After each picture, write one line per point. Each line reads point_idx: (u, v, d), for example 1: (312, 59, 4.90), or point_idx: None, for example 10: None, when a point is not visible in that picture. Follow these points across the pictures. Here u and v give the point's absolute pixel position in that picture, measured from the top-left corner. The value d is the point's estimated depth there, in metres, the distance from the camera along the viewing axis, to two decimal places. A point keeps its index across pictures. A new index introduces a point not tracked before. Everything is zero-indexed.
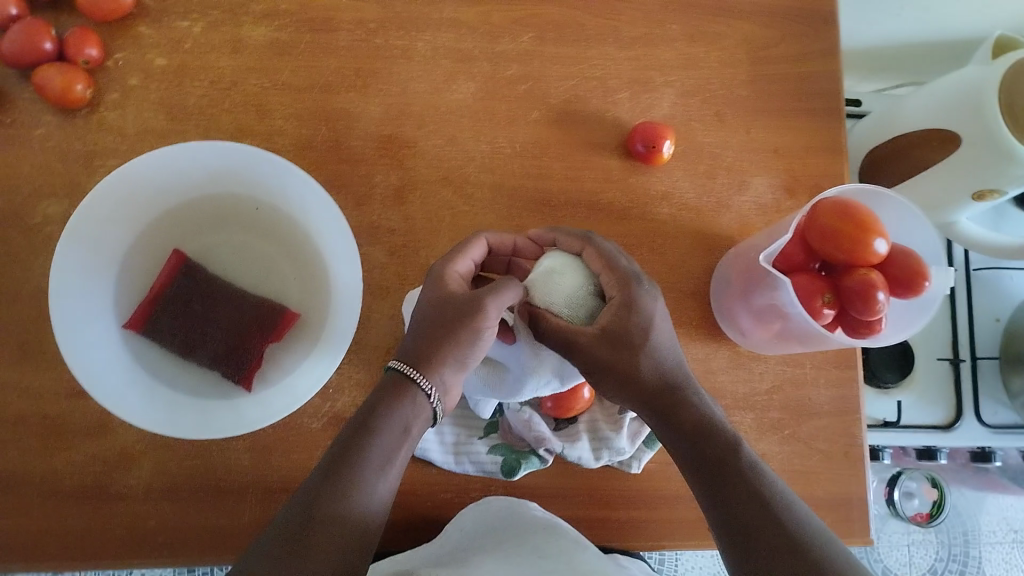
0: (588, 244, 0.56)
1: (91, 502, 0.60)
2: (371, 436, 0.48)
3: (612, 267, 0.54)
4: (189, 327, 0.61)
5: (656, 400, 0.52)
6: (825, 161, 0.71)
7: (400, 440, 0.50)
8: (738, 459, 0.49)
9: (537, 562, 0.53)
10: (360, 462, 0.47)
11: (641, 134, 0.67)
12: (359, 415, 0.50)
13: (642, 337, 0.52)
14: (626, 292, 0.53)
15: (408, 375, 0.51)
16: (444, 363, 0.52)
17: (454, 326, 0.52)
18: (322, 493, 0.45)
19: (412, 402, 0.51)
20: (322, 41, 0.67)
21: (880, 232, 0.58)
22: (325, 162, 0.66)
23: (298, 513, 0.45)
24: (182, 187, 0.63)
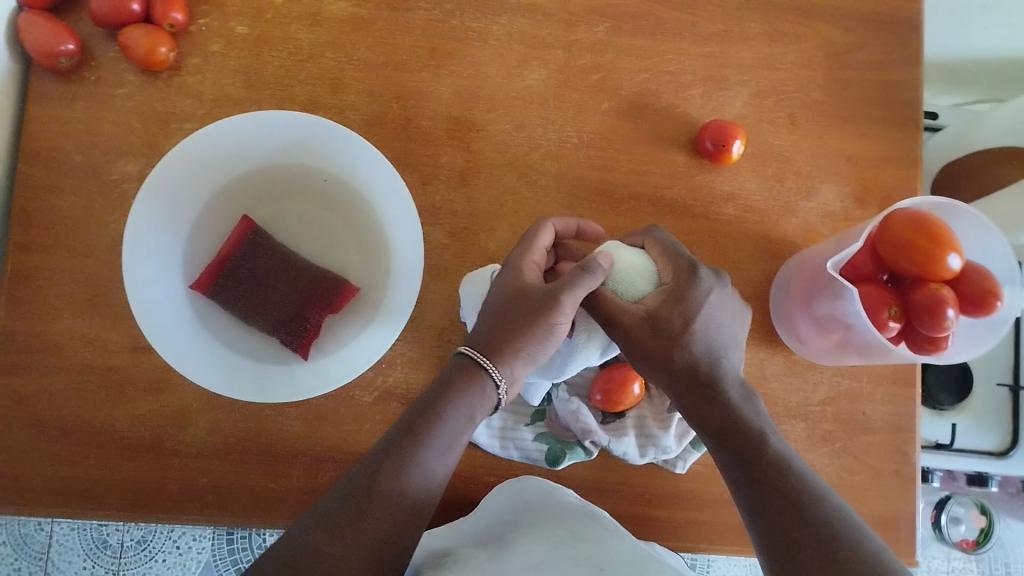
0: (648, 237, 0.56)
1: (148, 454, 0.62)
2: (435, 420, 0.50)
3: (670, 256, 0.54)
4: (251, 292, 0.62)
5: (692, 390, 0.52)
6: (897, 172, 0.70)
7: (464, 427, 0.51)
8: (763, 456, 0.49)
9: (572, 542, 0.51)
10: (422, 443, 0.48)
11: (711, 132, 0.66)
12: (429, 394, 0.51)
13: (681, 326, 0.52)
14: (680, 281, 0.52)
15: (478, 362, 0.52)
16: (514, 354, 0.52)
17: (526, 316, 0.52)
18: (386, 465, 0.47)
19: (481, 391, 0.52)
20: (399, 19, 0.68)
21: (956, 248, 0.56)
22: (394, 139, 0.66)
23: (361, 481, 0.46)
24: (255, 154, 0.64)
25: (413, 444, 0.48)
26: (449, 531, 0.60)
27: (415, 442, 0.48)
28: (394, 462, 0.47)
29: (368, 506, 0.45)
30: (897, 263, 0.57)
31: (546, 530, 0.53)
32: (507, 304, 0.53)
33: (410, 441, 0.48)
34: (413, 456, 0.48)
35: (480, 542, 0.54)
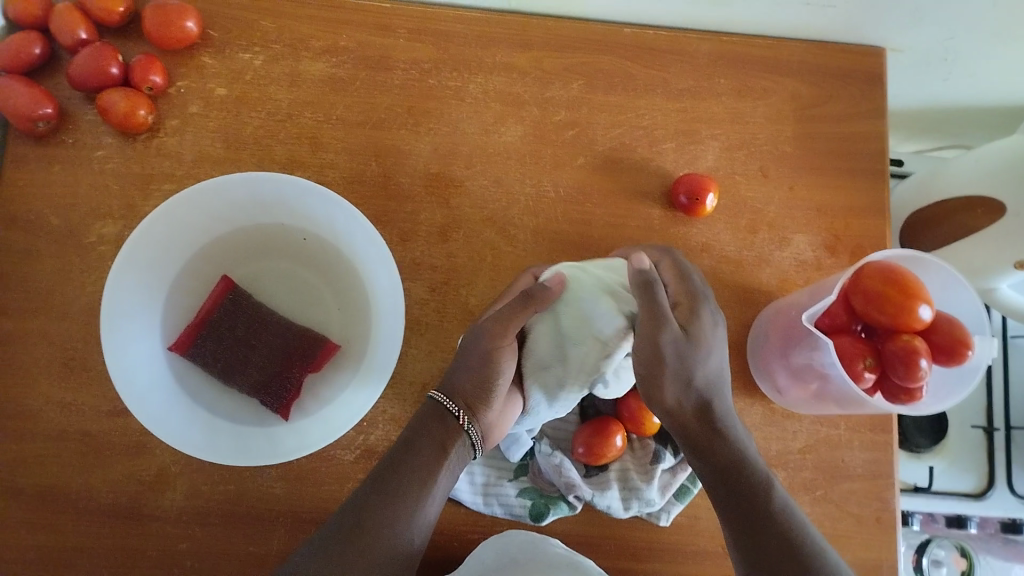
0: (665, 255, 0.58)
1: (124, 521, 0.60)
2: (414, 454, 0.53)
3: (683, 277, 0.56)
4: (231, 351, 0.62)
5: (699, 429, 0.53)
6: (867, 222, 0.72)
7: (439, 459, 0.53)
8: (761, 497, 0.52)
9: None
10: (406, 475, 0.51)
11: (685, 185, 0.68)
12: (408, 430, 0.54)
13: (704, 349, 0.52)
14: (694, 301, 0.54)
15: (438, 399, 0.56)
16: (471, 389, 0.55)
17: (478, 349, 0.55)
18: (370, 503, 0.50)
19: (441, 423, 0.55)
20: (377, 78, 0.69)
21: (927, 300, 0.58)
22: (373, 196, 0.67)
23: (347, 519, 0.49)
24: (235, 214, 0.64)
25: (399, 485, 0.51)
26: None
27: (400, 484, 0.51)
28: (382, 504, 0.50)
29: (358, 545, 0.48)
30: (870, 315, 0.58)
31: None
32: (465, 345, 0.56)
33: (395, 481, 0.51)
34: (400, 498, 0.50)
35: None
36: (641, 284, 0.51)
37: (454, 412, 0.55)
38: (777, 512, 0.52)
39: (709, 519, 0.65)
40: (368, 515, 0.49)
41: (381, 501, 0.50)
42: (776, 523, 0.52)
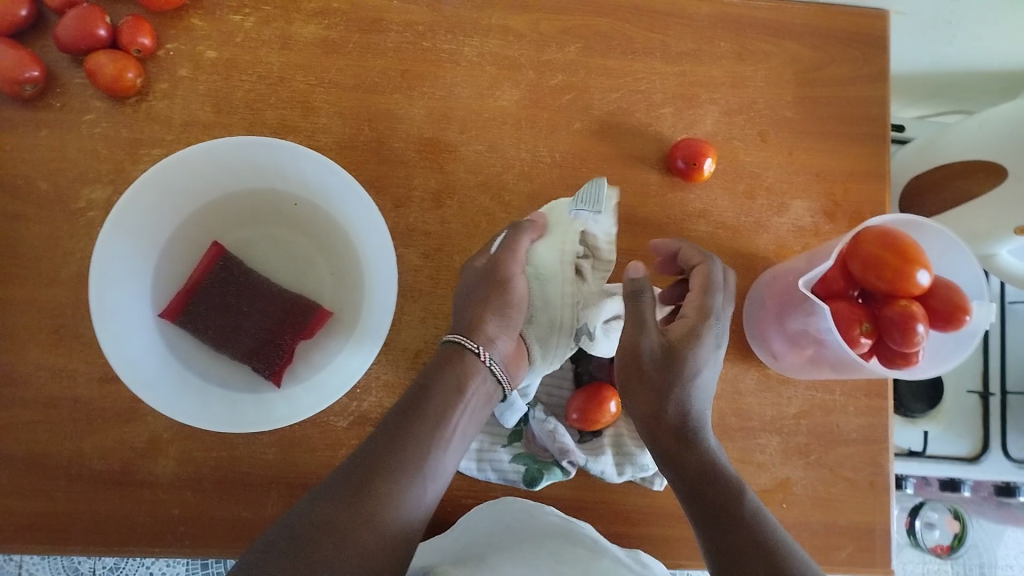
0: (704, 261, 0.58)
1: (120, 486, 0.61)
2: (425, 397, 0.53)
3: (704, 292, 0.56)
4: (223, 318, 0.62)
5: (676, 438, 0.53)
6: (866, 187, 0.71)
7: (455, 398, 0.53)
8: (739, 503, 0.49)
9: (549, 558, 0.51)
10: (419, 418, 0.52)
11: (682, 150, 0.67)
12: (425, 373, 0.55)
13: (695, 365, 0.53)
14: (703, 320, 0.54)
15: (463, 344, 0.55)
16: (491, 322, 0.56)
17: (487, 286, 0.56)
18: (382, 447, 0.50)
19: (464, 362, 0.55)
20: (369, 41, 0.68)
21: (925, 265, 0.57)
22: (367, 161, 0.66)
23: (361, 461, 0.49)
24: (225, 180, 0.63)
25: (414, 432, 0.51)
26: (432, 549, 0.59)
27: (415, 429, 0.51)
28: (393, 450, 0.50)
29: (369, 484, 0.47)
30: (867, 280, 0.58)
31: (528, 555, 0.52)
32: (466, 292, 0.57)
33: (408, 430, 0.51)
34: (415, 444, 0.50)
35: (461, 562, 0.53)
36: (631, 294, 0.55)
37: (476, 349, 0.55)
38: (757, 521, 0.48)
39: None
40: (382, 459, 0.49)
41: (393, 448, 0.50)
42: (751, 530, 0.47)
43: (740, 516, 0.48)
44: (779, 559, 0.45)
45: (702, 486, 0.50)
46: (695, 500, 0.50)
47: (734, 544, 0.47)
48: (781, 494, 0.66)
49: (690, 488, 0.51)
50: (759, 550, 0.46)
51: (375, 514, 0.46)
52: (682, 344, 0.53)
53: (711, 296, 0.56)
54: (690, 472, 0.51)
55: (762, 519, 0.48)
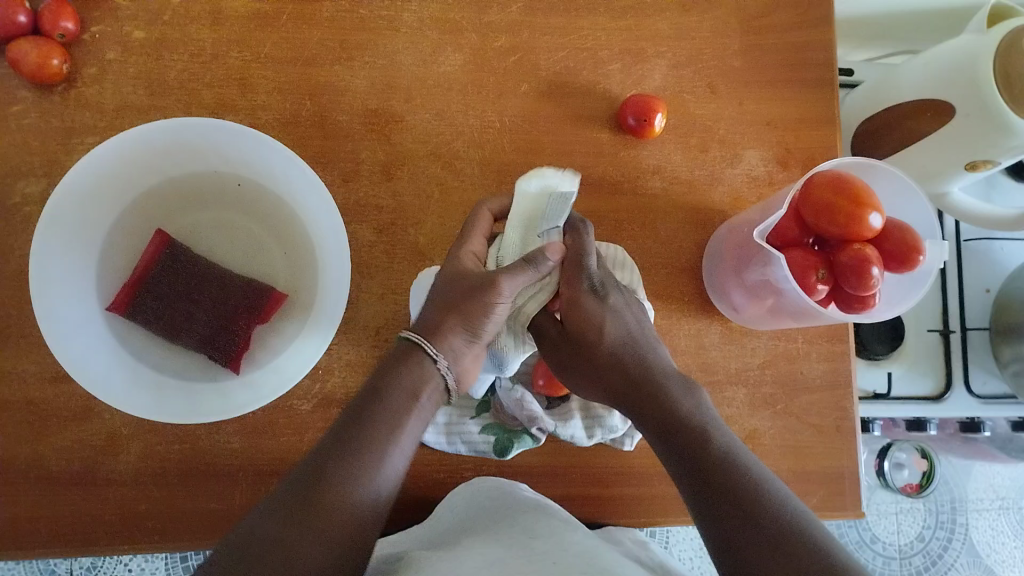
0: (573, 233, 0.53)
1: (80, 487, 0.59)
2: (376, 400, 0.47)
3: (577, 265, 0.53)
4: (173, 308, 0.60)
5: (626, 391, 0.51)
6: (817, 132, 0.70)
7: (411, 404, 0.48)
8: (707, 448, 0.45)
9: (524, 539, 0.49)
10: (372, 422, 0.46)
11: (632, 107, 0.66)
12: (373, 378, 0.49)
13: (595, 332, 0.53)
14: (572, 290, 0.53)
15: (419, 345, 0.50)
16: (458, 333, 0.51)
17: (465, 294, 0.51)
18: (331, 456, 0.43)
19: (421, 368, 0.49)
20: (305, 13, 0.66)
21: (876, 206, 0.57)
22: (312, 136, 0.64)
23: (306, 474, 0.43)
24: (165, 165, 0.61)
25: (365, 436, 0.45)
26: (401, 538, 0.57)
27: (369, 433, 0.45)
28: (341, 458, 0.43)
29: (314, 502, 0.41)
30: (820, 226, 0.58)
31: (500, 533, 0.50)
32: (447, 289, 0.52)
33: (359, 435, 0.45)
34: (366, 449, 0.44)
35: (433, 546, 0.52)
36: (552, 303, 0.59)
37: (435, 357, 0.50)
38: (730, 463, 0.44)
39: None
40: (328, 468, 0.43)
41: (338, 455, 0.43)
42: (723, 472, 0.44)
43: (705, 459, 0.45)
44: (756, 493, 0.42)
45: (668, 437, 0.48)
46: (666, 448, 0.48)
47: (707, 491, 0.44)
48: (751, 444, 0.66)
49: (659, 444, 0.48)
50: (732, 492, 0.43)
51: (319, 531, 0.40)
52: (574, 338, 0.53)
53: (582, 267, 0.53)
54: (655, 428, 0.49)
55: (732, 458, 0.45)
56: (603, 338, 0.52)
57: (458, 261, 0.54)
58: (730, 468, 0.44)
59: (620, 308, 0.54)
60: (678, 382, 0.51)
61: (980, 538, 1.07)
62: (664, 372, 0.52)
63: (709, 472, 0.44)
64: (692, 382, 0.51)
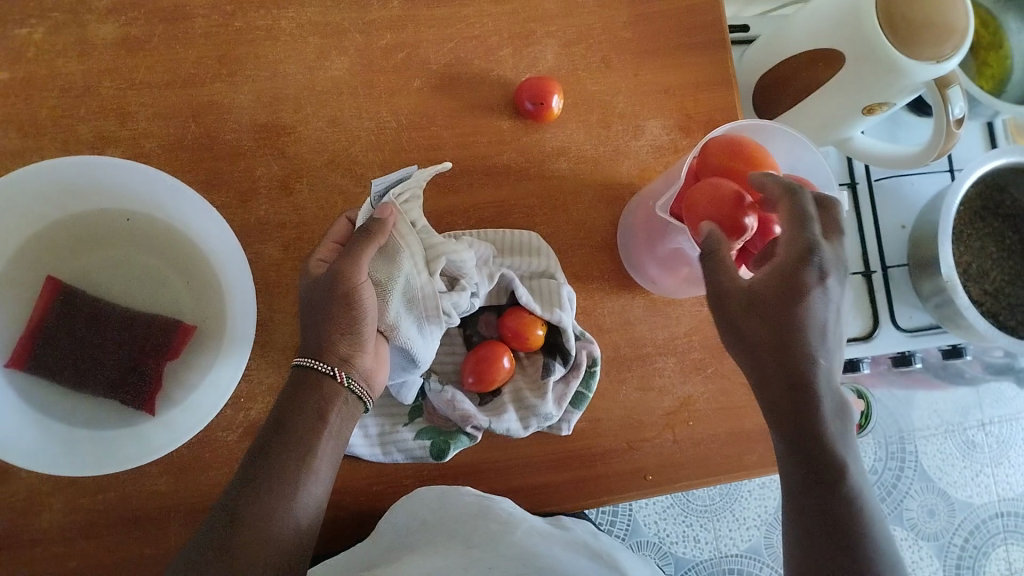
0: (788, 196, 0.49)
1: (3, 551, 0.57)
2: (283, 433, 0.49)
3: (801, 229, 0.47)
4: (77, 355, 0.57)
5: (789, 385, 0.44)
6: (715, 94, 0.71)
7: (316, 427, 0.50)
8: (848, 488, 0.43)
9: (465, 549, 0.48)
10: (281, 455, 0.48)
11: (528, 91, 0.66)
12: (276, 408, 0.51)
13: (804, 308, 0.45)
14: (800, 261, 0.46)
15: (317, 368, 0.52)
16: (342, 341, 0.52)
17: (333, 301, 0.51)
18: (244, 495, 0.46)
19: (322, 389, 0.52)
20: (178, 31, 0.63)
21: (773, 164, 0.58)
22: (200, 160, 0.62)
23: (225, 516, 0.46)
24: (45, 209, 0.58)
25: (277, 470, 0.48)
26: (343, 559, 0.56)
27: (279, 465, 0.48)
28: (254, 499, 0.46)
29: (231, 546, 0.45)
30: None
31: (440, 547, 0.49)
32: (313, 298, 0.52)
33: (268, 468, 0.48)
34: (277, 483, 0.47)
35: (374, 567, 0.51)
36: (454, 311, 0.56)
37: (327, 372, 0.51)
38: (866, 518, 0.43)
39: (609, 419, 0.66)
40: (248, 511, 0.46)
41: (252, 496, 0.46)
42: (848, 507, 0.43)
43: (841, 493, 0.43)
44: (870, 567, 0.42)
45: (805, 455, 0.44)
46: (808, 468, 0.44)
47: (837, 536, 0.43)
48: (686, 412, 0.67)
49: (796, 463, 0.45)
50: (853, 538, 0.43)
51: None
52: (771, 298, 0.45)
53: (805, 228, 0.47)
54: (807, 452, 0.44)
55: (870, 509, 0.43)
56: (812, 329, 0.45)
57: (310, 270, 0.54)
58: (861, 519, 0.43)
59: (827, 302, 0.45)
60: (835, 399, 0.44)
61: (930, 463, 1.10)
62: (831, 386, 0.44)
63: (845, 518, 0.43)
64: (850, 405, 0.45)
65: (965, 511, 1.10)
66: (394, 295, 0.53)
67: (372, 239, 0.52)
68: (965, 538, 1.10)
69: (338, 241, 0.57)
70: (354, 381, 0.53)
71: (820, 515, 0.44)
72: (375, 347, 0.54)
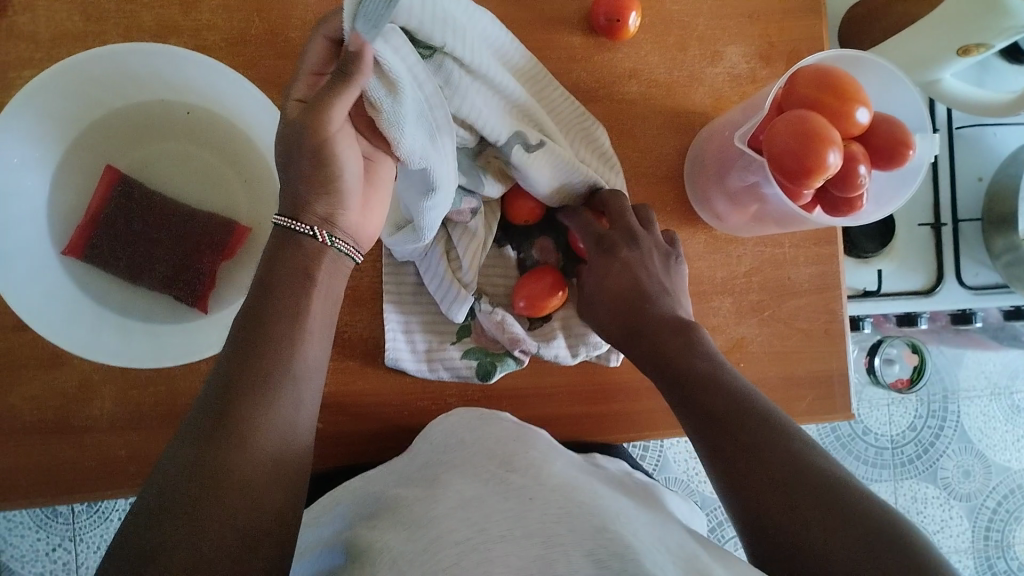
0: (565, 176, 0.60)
1: (56, 435, 0.58)
2: (269, 299, 0.45)
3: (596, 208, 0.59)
4: (132, 247, 0.57)
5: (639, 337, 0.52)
6: (801, 22, 0.67)
7: (306, 291, 0.46)
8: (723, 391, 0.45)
9: (507, 472, 0.48)
10: (272, 322, 0.44)
11: (604, 5, 0.62)
12: (256, 277, 0.47)
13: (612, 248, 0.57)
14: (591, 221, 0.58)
15: (294, 228, 0.47)
16: (319, 200, 0.48)
17: (306, 153, 0.45)
18: (233, 367, 0.42)
19: (307, 250, 0.47)
20: None
21: (863, 100, 0.54)
22: (263, 57, 0.60)
23: (215, 391, 0.41)
24: (107, 96, 0.57)
25: (268, 336, 0.43)
26: (383, 470, 0.56)
27: (271, 331, 0.44)
28: (246, 368, 0.42)
29: (228, 419, 0.40)
30: None
31: (479, 466, 0.49)
32: (284, 149, 0.46)
33: (257, 335, 0.43)
34: (270, 347, 0.43)
35: (414, 483, 0.51)
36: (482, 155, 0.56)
37: (309, 232, 0.47)
38: (746, 402, 0.44)
39: None
40: (243, 379, 0.41)
41: (247, 364, 0.42)
42: (740, 417, 0.43)
43: (714, 392, 0.45)
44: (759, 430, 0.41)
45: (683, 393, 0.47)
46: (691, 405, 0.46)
47: (728, 432, 0.42)
48: (738, 354, 0.65)
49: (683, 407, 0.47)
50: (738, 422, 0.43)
51: (244, 448, 0.39)
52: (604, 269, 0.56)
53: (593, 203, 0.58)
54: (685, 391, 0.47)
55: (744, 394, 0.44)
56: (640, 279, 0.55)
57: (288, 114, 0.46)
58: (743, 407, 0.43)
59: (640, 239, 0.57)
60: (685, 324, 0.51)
61: (972, 424, 1.08)
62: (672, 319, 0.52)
63: (727, 412, 0.43)
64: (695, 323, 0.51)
65: (1001, 475, 1.08)
66: (407, 119, 0.44)
67: (348, 81, 0.41)
68: (998, 502, 1.08)
69: (321, 70, 0.45)
70: (339, 241, 0.49)
71: (716, 431, 0.43)
72: (361, 196, 0.50)
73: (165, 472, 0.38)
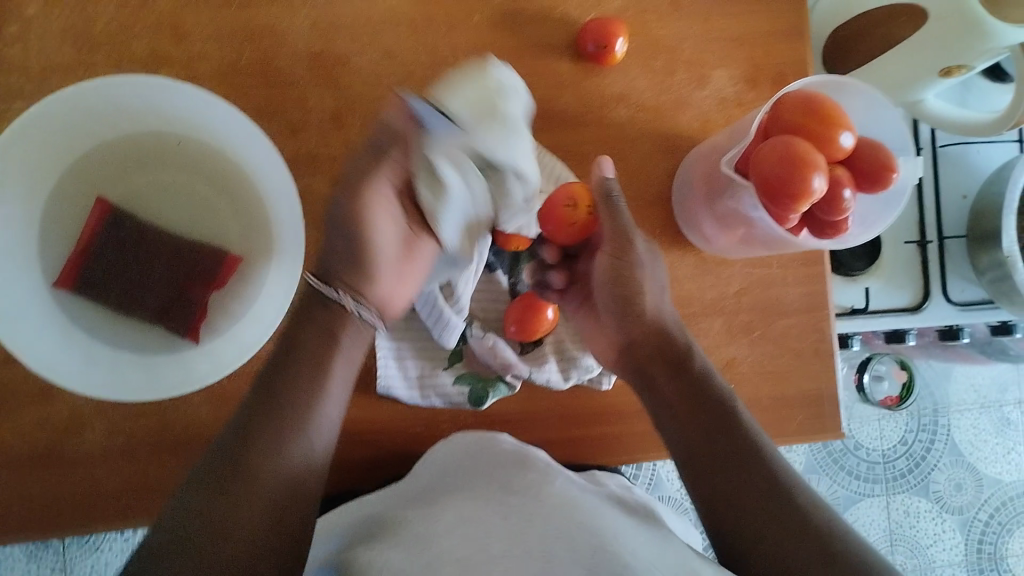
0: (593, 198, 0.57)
1: (48, 468, 0.58)
2: (294, 349, 0.52)
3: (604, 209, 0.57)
4: (124, 278, 0.57)
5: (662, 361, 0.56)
6: (784, 46, 0.68)
7: (328, 346, 0.53)
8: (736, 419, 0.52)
9: (502, 496, 0.48)
10: (294, 373, 0.51)
11: (591, 32, 0.63)
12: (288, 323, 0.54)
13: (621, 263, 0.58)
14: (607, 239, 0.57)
15: (329, 295, 0.54)
16: (347, 272, 0.56)
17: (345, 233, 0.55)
18: (259, 406, 0.49)
19: (333, 311, 0.54)
20: None
21: (846, 125, 0.55)
22: (254, 86, 0.61)
23: (235, 434, 0.47)
24: (98, 128, 0.57)
25: (288, 395, 0.49)
26: (378, 495, 0.56)
27: (294, 383, 0.50)
28: (270, 411, 0.48)
29: (245, 462, 0.46)
30: None
31: (475, 491, 0.50)
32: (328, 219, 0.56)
33: (281, 384, 0.50)
34: (288, 404, 0.49)
35: (410, 506, 0.51)
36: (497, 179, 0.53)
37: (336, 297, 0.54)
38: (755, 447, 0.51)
39: None
40: (262, 423, 0.48)
41: (270, 412, 0.48)
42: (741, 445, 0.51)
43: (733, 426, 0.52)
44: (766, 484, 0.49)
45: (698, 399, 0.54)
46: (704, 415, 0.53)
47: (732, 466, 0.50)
48: (729, 374, 0.66)
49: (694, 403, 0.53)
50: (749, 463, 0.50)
51: (256, 496, 0.44)
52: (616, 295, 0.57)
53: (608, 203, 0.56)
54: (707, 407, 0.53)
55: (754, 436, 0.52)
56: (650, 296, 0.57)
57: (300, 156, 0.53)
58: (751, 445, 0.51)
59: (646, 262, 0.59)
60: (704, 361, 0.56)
61: (962, 438, 1.09)
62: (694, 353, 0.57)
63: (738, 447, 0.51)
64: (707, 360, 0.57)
65: (992, 488, 1.09)
66: None
67: None
68: (990, 514, 1.09)
69: None
70: (363, 310, 0.55)
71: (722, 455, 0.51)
72: (386, 269, 0.57)
73: (175, 514, 0.43)
